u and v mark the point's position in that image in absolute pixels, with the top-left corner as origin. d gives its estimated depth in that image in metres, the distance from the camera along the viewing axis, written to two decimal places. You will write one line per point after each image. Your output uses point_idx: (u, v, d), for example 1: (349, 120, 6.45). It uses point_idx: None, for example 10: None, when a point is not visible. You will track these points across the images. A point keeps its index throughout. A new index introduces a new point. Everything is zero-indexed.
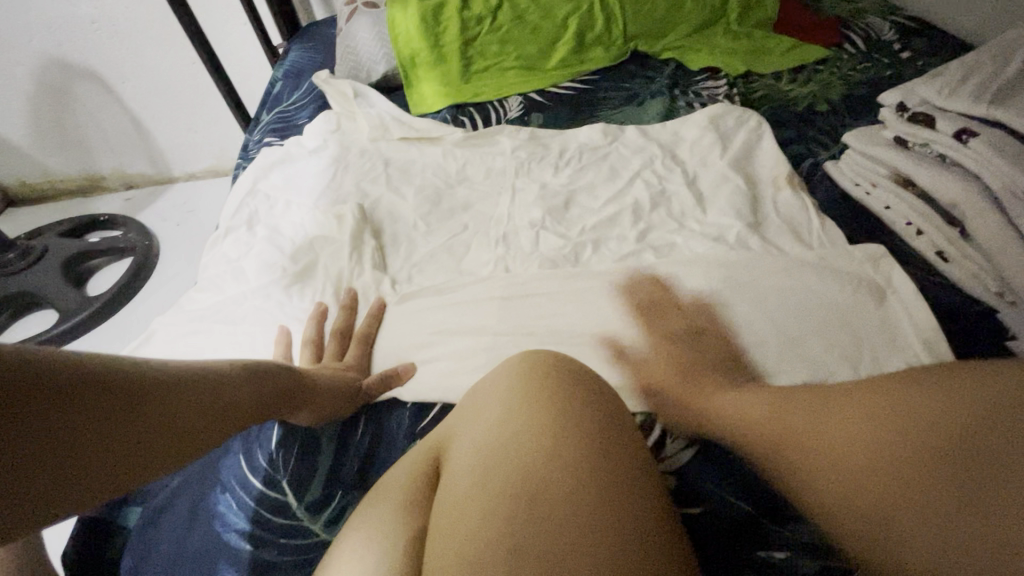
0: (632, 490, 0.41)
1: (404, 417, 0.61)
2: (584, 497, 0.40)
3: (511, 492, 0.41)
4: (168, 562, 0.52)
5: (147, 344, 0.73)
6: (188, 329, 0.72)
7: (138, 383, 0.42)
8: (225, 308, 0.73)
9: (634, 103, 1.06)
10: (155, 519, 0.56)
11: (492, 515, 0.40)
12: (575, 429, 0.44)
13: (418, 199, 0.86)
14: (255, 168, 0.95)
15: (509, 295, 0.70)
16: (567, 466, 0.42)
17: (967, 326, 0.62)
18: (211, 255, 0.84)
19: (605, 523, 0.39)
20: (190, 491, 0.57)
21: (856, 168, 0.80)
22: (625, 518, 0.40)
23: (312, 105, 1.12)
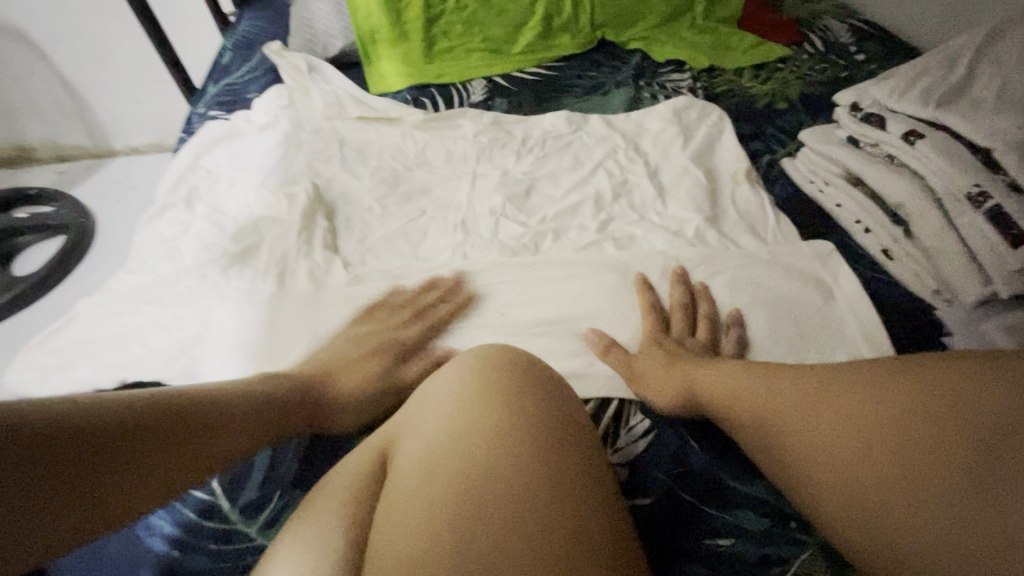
0: (589, 493, 0.41)
1: (351, 410, 0.58)
2: (530, 497, 0.39)
3: (455, 493, 0.40)
4: (87, 567, 0.49)
5: (66, 328, 0.67)
6: (114, 312, 0.66)
7: (101, 419, 0.42)
8: (155, 291, 0.68)
9: (599, 92, 1.05)
10: None
11: (441, 516, 0.39)
12: (524, 427, 0.43)
13: (373, 180, 0.83)
14: (197, 142, 0.89)
15: (467, 284, 0.68)
16: (522, 465, 0.41)
17: (906, 322, 0.64)
18: (143, 235, 0.78)
19: (551, 525, 0.38)
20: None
21: (811, 166, 0.81)
22: (579, 519, 0.39)
23: (263, 78, 1.05)
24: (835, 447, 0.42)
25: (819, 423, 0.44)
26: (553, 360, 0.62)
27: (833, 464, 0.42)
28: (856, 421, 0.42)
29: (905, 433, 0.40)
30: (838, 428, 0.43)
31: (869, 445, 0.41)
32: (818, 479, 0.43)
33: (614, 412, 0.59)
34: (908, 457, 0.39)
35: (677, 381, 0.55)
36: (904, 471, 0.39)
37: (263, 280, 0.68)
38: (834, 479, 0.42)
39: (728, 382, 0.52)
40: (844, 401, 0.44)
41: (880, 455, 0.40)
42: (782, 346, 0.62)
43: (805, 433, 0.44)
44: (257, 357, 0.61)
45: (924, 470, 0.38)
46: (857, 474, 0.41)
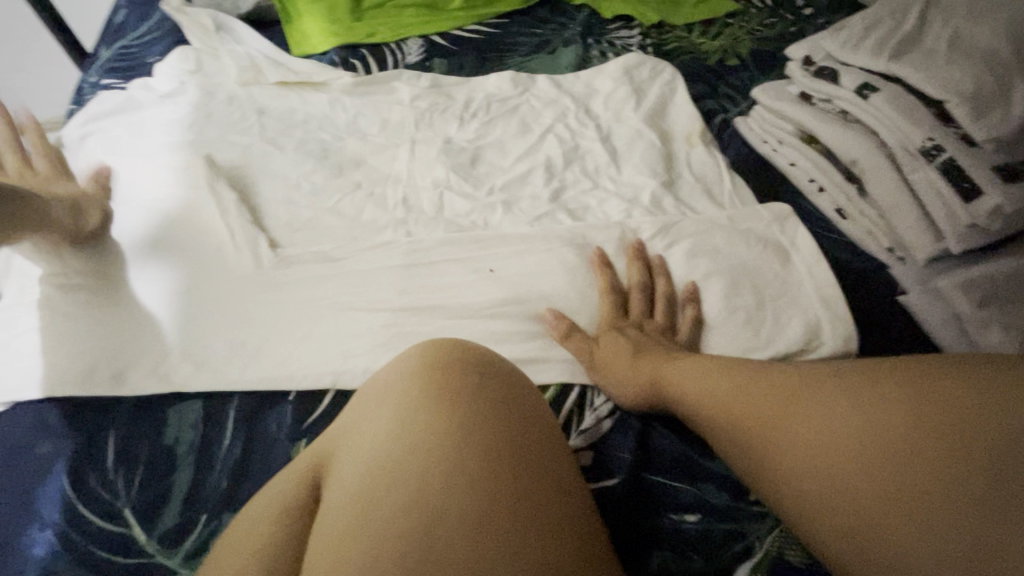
0: (548, 503, 0.37)
1: (286, 413, 0.51)
2: (489, 525, 0.35)
3: (405, 525, 0.35)
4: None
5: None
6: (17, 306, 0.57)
7: None
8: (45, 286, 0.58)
9: (545, 50, 0.98)
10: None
11: (383, 545, 0.34)
12: (480, 443, 0.38)
13: (299, 152, 0.73)
14: (87, 117, 0.77)
15: (412, 264, 0.61)
16: (472, 486, 0.36)
17: (861, 283, 0.64)
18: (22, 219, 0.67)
19: (513, 555, 0.34)
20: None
21: (764, 125, 0.79)
22: (534, 535, 0.35)
23: (164, 39, 0.92)
24: (810, 433, 0.41)
25: (793, 412, 0.42)
26: (507, 342, 0.58)
27: (808, 452, 0.40)
28: (831, 408, 0.41)
29: (880, 417, 0.39)
30: (812, 416, 0.41)
31: (843, 431, 0.39)
32: (792, 468, 0.41)
33: (579, 392, 0.56)
34: (884, 442, 0.38)
35: (636, 369, 0.53)
36: (880, 458, 0.37)
37: (176, 260, 0.60)
38: (810, 467, 0.40)
39: (695, 373, 0.50)
40: (815, 390, 0.42)
41: (854, 440, 0.39)
42: (743, 314, 0.60)
43: (777, 429, 0.42)
44: (171, 358, 0.53)
45: (900, 455, 0.37)
46: (832, 460, 0.39)
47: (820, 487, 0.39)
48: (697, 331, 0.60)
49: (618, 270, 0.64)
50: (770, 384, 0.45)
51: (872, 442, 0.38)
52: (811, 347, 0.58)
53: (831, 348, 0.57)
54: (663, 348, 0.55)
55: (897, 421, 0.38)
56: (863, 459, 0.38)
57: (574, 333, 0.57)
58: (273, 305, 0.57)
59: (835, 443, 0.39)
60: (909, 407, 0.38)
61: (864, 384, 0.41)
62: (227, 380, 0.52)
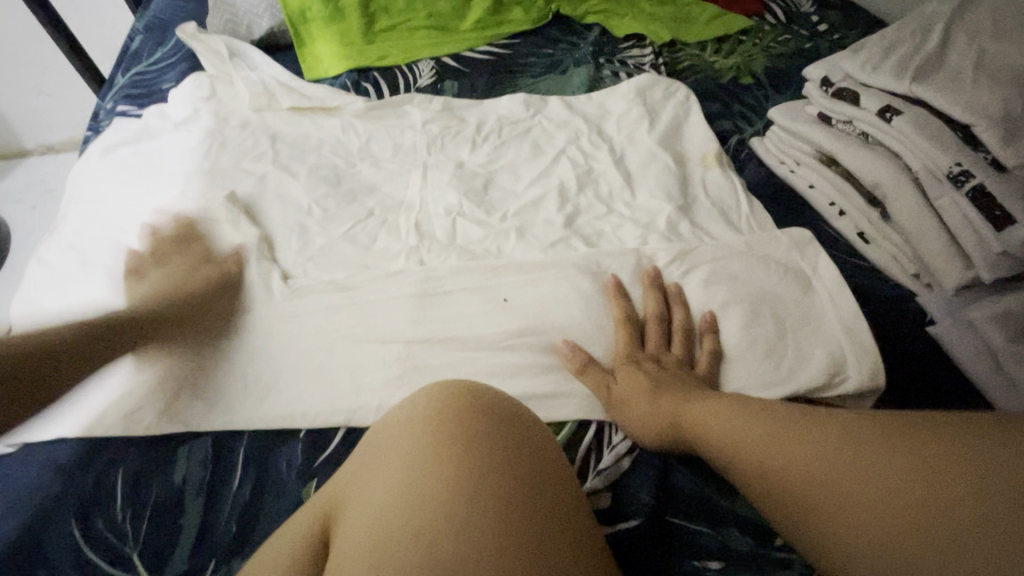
0: (565, 557, 0.36)
1: (297, 452, 0.50)
2: None
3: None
4: None
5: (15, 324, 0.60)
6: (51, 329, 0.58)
7: None
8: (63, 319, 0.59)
9: (557, 70, 0.97)
10: None
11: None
12: (493, 495, 0.37)
13: (312, 179, 0.73)
14: (103, 145, 0.78)
15: (424, 294, 0.61)
16: (485, 540, 0.35)
17: (886, 311, 0.62)
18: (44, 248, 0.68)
19: None
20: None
21: (781, 145, 0.77)
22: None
23: (179, 65, 0.93)
24: (842, 480, 0.39)
25: (824, 457, 0.40)
26: (522, 376, 0.56)
27: (843, 501, 0.38)
28: (864, 453, 0.39)
29: (917, 465, 0.37)
30: (845, 463, 0.39)
31: (879, 479, 0.38)
32: (824, 517, 0.39)
33: (595, 428, 0.54)
34: (924, 491, 0.36)
35: (655, 406, 0.51)
36: (920, 509, 0.35)
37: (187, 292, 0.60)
38: (845, 516, 0.38)
39: (717, 412, 0.48)
40: (846, 434, 0.41)
41: (891, 490, 0.37)
42: (764, 345, 0.58)
43: (805, 475, 0.41)
44: (181, 394, 0.52)
45: (940, 509, 0.35)
46: (868, 511, 0.37)
47: (856, 539, 0.37)
48: (716, 363, 0.58)
49: (634, 299, 0.62)
50: (797, 426, 0.43)
51: (908, 494, 0.36)
52: (835, 381, 0.56)
53: (857, 382, 0.55)
54: (682, 384, 0.53)
55: (935, 473, 0.36)
56: (902, 512, 0.36)
57: (590, 367, 0.56)
58: (285, 338, 0.57)
59: (869, 491, 0.38)
60: (949, 458, 0.36)
61: (898, 429, 0.39)
62: (238, 418, 0.51)
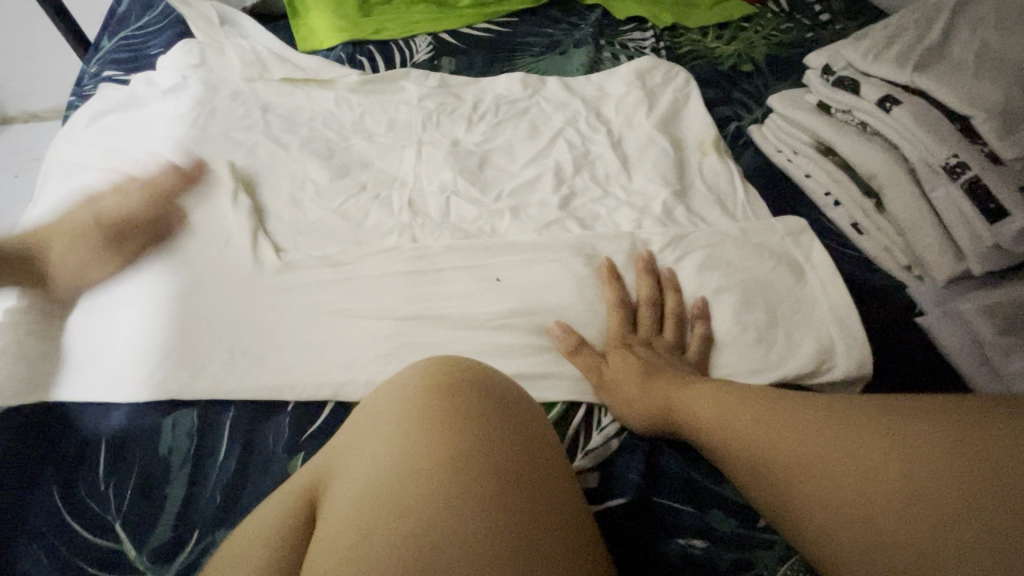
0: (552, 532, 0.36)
1: (284, 426, 0.50)
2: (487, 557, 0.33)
3: (399, 554, 0.33)
4: None
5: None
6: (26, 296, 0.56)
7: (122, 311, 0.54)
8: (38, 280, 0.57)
9: (557, 51, 0.96)
10: None
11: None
12: (480, 470, 0.37)
13: (304, 152, 0.72)
14: (87, 110, 0.75)
15: (416, 271, 0.60)
16: (472, 513, 0.35)
17: (876, 301, 0.62)
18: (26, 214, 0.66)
19: None
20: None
21: (779, 134, 0.77)
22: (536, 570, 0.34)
23: (167, 31, 0.90)
24: (834, 464, 0.39)
25: (817, 441, 0.40)
26: (513, 356, 0.56)
27: (836, 484, 0.38)
28: (857, 437, 0.39)
29: (910, 448, 0.37)
30: (839, 445, 0.39)
31: (872, 461, 0.38)
32: (818, 500, 0.39)
33: (586, 411, 0.54)
34: (917, 473, 0.36)
35: (648, 391, 0.51)
36: (913, 491, 0.36)
37: (172, 260, 0.59)
38: (839, 499, 0.38)
39: (708, 398, 0.48)
40: (840, 418, 0.41)
41: (884, 472, 0.37)
42: (755, 331, 0.58)
43: (792, 460, 0.41)
44: (165, 364, 0.52)
45: (922, 495, 0.35)
46: (862, 493, 0.37)
47: (849, 521, 0.37)
48: (707, 349, 0.58)
49: (627, 283, 0.62)
50: (790, 410, 0.43)
51: (892, 480, 0.37)
52: (823, 369, 0.56)
53: (846, 371, 0.55)
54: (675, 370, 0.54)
55: (920, 460, 0.36)
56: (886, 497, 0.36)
57: (582, 350, 0.56)
58: (273, 311, 0.56)
59: (861, 473, 0.38)
60: (935, 446, 0.36)
61: (890, 413, 0.39)
62: (224, 389, 0.50)
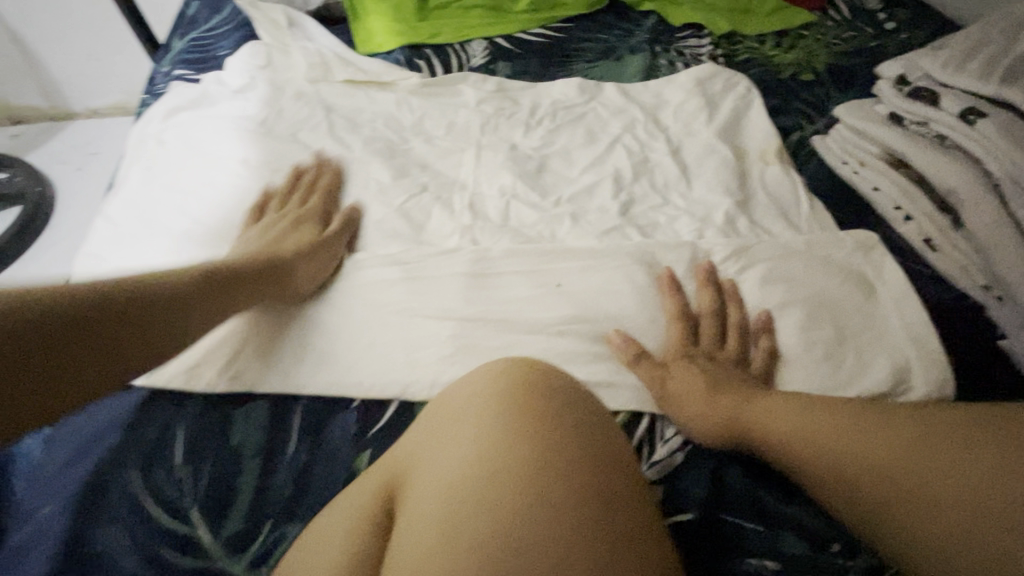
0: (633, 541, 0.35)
1: (350, 421, 0.50)
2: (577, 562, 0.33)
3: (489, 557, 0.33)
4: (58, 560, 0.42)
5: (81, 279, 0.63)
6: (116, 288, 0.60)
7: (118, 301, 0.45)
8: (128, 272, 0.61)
9: (612, 57, 0.95)
10: (31, 535, 0.44)
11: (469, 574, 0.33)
12: (563, 474, 0.36)
13: (367, 153, 0.73)
14: (163, 108, 0.79)
15: (478, 273, 0.60)
16: (559, 517, 0.34)
17: (952, 322, 0.60)
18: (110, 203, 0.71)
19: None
20: (54, 517, 0.44)
21: (845, 145, 0.74)
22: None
23: (235, 32, 0.93)
24: (931, 480, 0.38)
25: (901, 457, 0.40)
26: (574, 363, 0.56)
27: (925, 501, 0.38)
28: (944, 453, 0.39)
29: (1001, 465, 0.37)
30: (926, 462, 0.39)
31: (962, 478, 0.37)
32: (906, 517, 0.38)
33: (647, 422, 0.53)
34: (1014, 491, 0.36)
35: (713, 401, 0.50)
36: (1012, 509, 0.35)
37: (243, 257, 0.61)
38: (929, 517, 0.38)
39: (787, 411, 0.47)
40: (923, 434, 0.40)
41: (986, 490, 0.36)
42: (824, 347, 0.57)
43: (887, 480, 0.40)
44: (240, 357, 0.54)
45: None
46: (955, 511, 0.37)
47: (942, 539, 0.37)
48: (773, 363, 0.57)
49: (688, 294, 0.61)
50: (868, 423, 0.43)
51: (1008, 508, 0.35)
52: (898, 390, 0.54)
53: (922, 392, 0.53)
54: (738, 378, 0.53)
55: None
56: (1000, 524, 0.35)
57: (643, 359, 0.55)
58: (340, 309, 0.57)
59: (969, 497, 0.37)
60: None
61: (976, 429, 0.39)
62: (294, 384, 0.52)
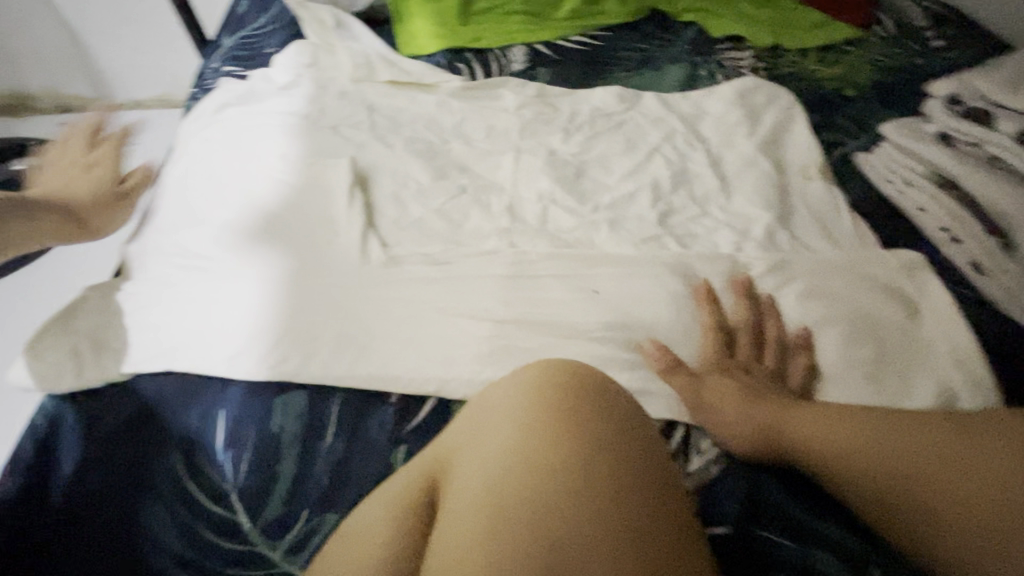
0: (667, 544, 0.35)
1: (387, 416, 0.51)
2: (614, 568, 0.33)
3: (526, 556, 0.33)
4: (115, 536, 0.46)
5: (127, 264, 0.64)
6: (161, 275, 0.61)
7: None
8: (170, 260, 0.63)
9: (652, 66, 0.95)
10: (88, 512, 0.48)
11: (505, 568, 0.33)
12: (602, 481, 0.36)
13: (408, 152, 0.74)
14: (213, 103, 0.81)
15: (515, 276, 0.60)
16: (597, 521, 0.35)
17: (1002, 349, 0.58)
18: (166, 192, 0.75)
19: None
20: (110, 495, 0.48)
21: (891, 163, 0.73)
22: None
23: (282, 31, 0.95)
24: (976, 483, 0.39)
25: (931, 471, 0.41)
26: (610, 369, 0.55)
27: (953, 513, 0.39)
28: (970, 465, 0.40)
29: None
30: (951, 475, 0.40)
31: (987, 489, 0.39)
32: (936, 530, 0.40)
33: (682, 434, 0.53)
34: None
35: (739, 405, 0.50)
36: None
37: (283, 248, 0.62)
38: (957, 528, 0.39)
39: (823, 420, 0.47)
40: (950, 446, 0.41)
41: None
42: (866, 367, 0.55)
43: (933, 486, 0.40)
44: (278, 346, 0.54)
45: None
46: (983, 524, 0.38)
47: (966, 548, 0.38)
48: (812, 380, 0.56)
49: (724, 306, 0.60)
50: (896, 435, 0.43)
51: None
52: None
53: None
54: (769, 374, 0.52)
55: None
56: None
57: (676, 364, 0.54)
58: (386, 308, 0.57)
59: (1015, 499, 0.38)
60: None
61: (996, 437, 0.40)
62: (331, 376, 0.52)
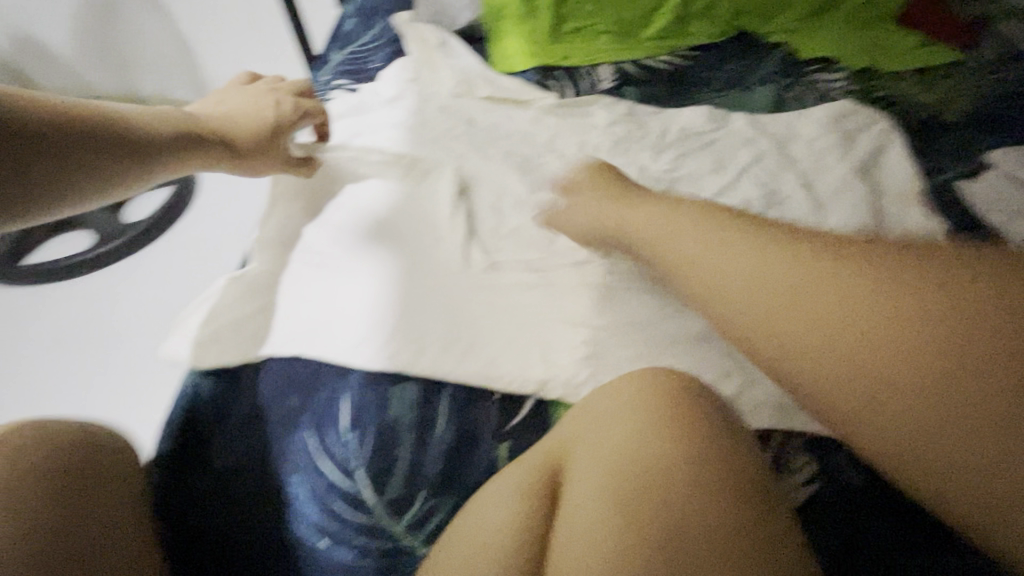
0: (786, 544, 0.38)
1: (493, 411, 0.56)
2: (726, 547, 0.37)
3: (644, 528, 0.38)
4: (262, 496, 0.53)
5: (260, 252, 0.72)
6: (291, 268, 0.68)
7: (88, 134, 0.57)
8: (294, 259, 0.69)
9: (740, 87, 0.96)
10: (238, 477, 0.55)
11: (626, 533, 0.38)
12: (712, 469, 0.40)
13: (506, 164, 0.79)
14: (328, 113, 0.89)
15: (611, 286, 0.63)
16: (708, 503, 0.38)
17: None
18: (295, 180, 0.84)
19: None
20: (258, 460, 0.55)
21: (999, 193, 0.71)
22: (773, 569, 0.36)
23: (387, 48, 1.03)
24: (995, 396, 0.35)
25: (812, 333, 0.41)
26: (705, 380, 0.56)
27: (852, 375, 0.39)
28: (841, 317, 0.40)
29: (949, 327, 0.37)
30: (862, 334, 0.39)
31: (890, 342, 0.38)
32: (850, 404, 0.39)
33: (778, 441, 0.54)
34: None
35: (732, 300, 0.46)
36: None
37: (396, 249, 0.67)
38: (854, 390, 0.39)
39: (821, 303, 0.41)
40: (836, 303, 0.41)
41: None
42: None
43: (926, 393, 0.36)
44: (394, 339, 0.59)
45: None
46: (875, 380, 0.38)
47: (893, 429, 0.38)
48: None
49: None
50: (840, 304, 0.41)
51: None
52: None
53: None
54: (717, 245, 0.50)
55: None
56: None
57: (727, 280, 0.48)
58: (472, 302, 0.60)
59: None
60: None
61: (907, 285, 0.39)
62: (443, 369, 0.57)
